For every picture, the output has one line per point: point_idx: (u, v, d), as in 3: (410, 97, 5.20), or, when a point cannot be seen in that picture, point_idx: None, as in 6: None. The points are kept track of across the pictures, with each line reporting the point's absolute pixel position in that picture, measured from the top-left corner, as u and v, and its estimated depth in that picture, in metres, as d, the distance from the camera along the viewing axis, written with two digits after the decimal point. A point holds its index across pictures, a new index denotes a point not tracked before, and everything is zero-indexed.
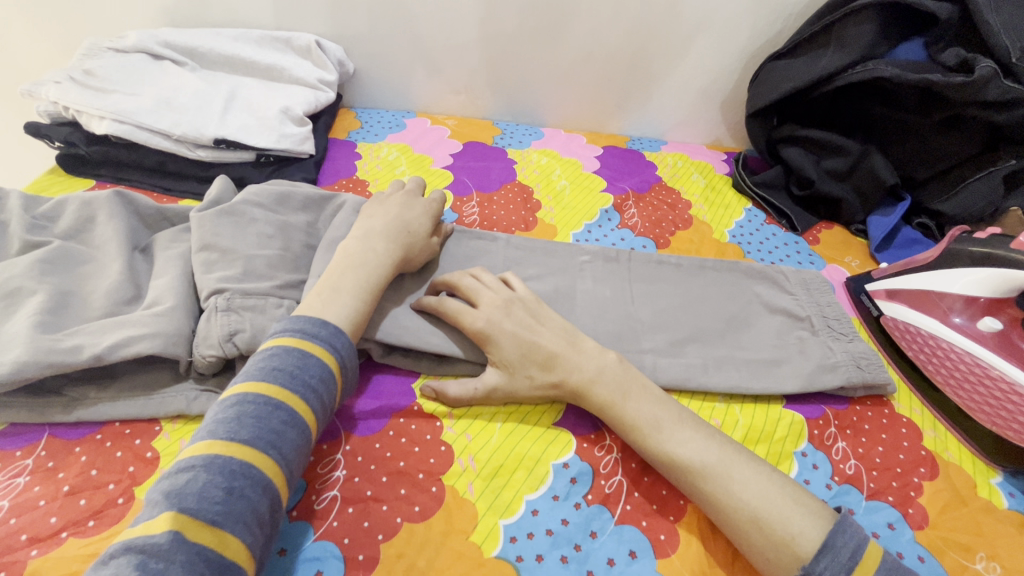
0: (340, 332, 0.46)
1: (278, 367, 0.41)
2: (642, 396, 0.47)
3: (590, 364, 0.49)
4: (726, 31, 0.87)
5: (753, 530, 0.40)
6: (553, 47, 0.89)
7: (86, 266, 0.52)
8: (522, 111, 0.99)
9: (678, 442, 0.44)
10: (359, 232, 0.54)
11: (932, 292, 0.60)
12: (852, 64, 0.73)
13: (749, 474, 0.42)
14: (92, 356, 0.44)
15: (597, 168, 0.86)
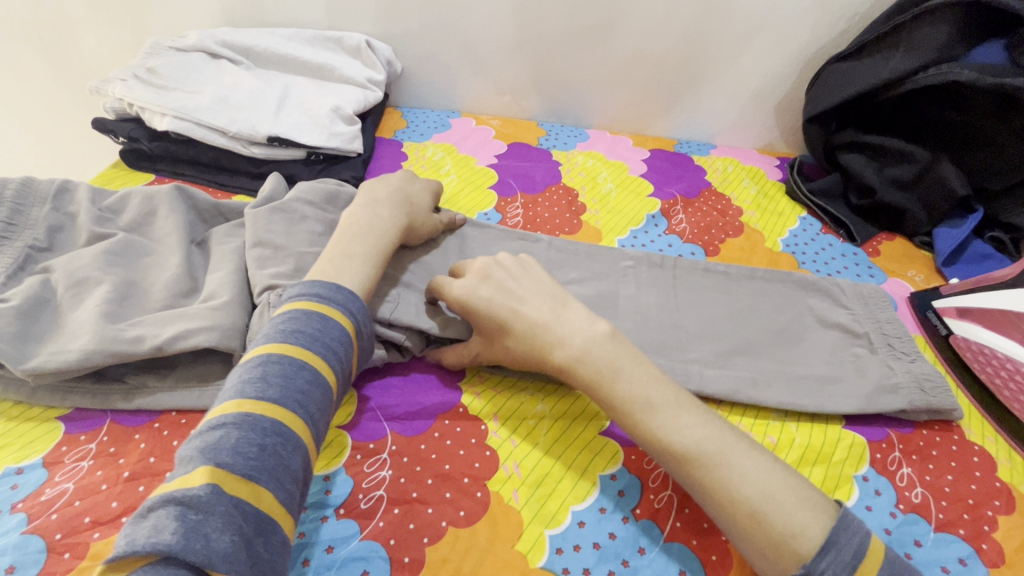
0: (353, 296, 0.46)
1: (299, 330, 0.41)
2: (632, 373, 0.42)
3: (577, 338, 0.43)
4: (786, 31, 0.83)
5: (752, 523, 0.36)
6: (602, 47, 0.88)
7: (148, 259, 0.54)
8: (567, 112, 0.97)
9: (671, 425, 0.40)
10: (361, 202, 0.54)
11: (1010, 314, 0.55)
12: (924, 66, 0.69)
13: (750, 463, 0.38)
14: (153, 346, 0.44)
15: (644, 171, 0.84)
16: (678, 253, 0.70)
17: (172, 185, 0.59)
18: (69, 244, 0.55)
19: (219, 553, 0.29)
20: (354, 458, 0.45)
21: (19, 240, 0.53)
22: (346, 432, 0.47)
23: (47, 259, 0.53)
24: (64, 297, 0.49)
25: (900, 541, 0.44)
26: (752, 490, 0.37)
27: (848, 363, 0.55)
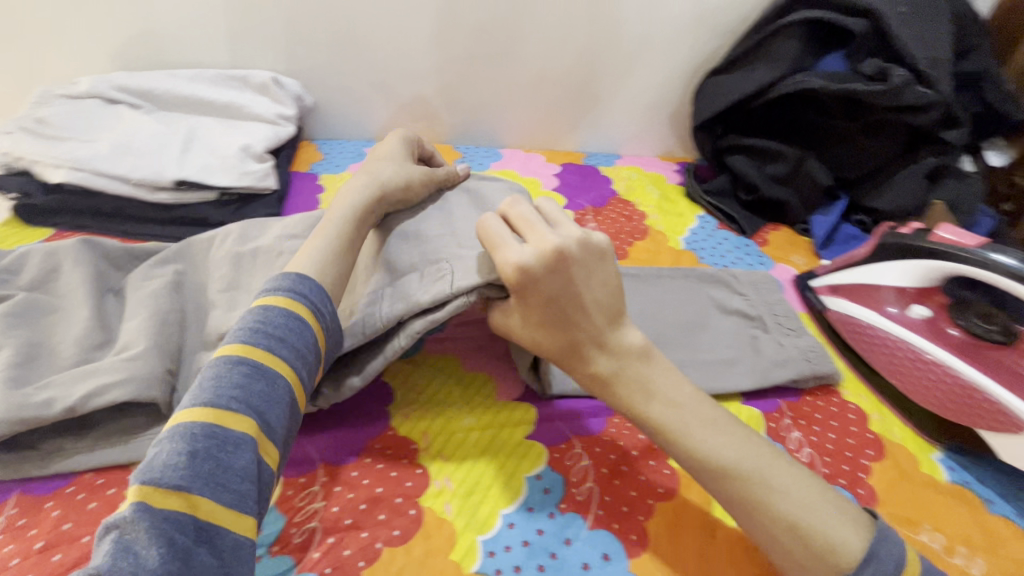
0: (304, 278, 0.44)
1: (243, 328, 0.40)
2: (667, 394, 0.43)
3: (609, 359, 0.43)
4: (668, 48, 0.91)
5: (791, 541, 0.38)
6: (508, 71, 0.93)
7: (55, 316, 0.52)
8: (480, 134, 1.01)
9: (702, 444, 0.41)
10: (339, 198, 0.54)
11: (868, 286, 0.62)
12: (782, 77, 0.78)
13: (787, 479, 0.40)
14: (65, 408, 0.44)
15: (556, 185, 0.89)
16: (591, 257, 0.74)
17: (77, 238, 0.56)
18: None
19: (145, 570, 0.28)
20: (285, 493, 0.46)
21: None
22: None
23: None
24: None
25: None
26: (792, 510, 0.38)
27: (746, 345, 0.62)
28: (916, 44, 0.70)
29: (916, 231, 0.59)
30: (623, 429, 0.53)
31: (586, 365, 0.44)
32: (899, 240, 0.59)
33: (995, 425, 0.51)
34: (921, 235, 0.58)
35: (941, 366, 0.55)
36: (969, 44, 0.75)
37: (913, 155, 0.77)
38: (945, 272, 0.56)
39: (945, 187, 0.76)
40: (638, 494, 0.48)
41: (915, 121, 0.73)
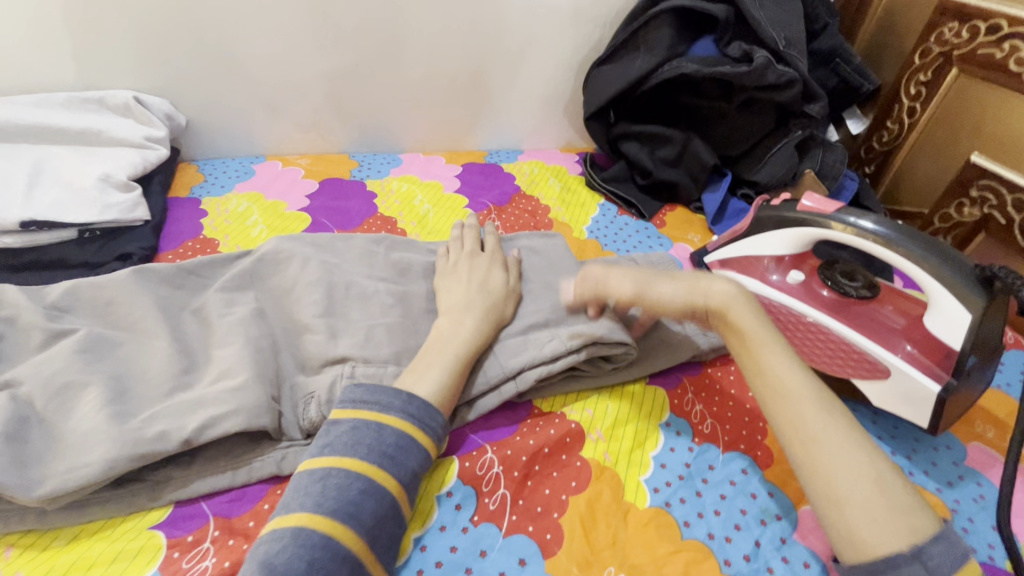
0: (414, 396, 0.45)
1: (357, 442, 0.42)
2: (778, 339, 0.47)
3: (743, 294, 0.49)
4: (555, 41, 0.92)
5: (867, 492, 0.38)
6: (397, 73, 0.90)
7: (128, 348, 0.50)
8: (378, 140, 0.98)
9: (794, 367, 0.44)
10: (442, 311, 0.55)
11: (751, 258, 0.65)
12: (660, 63, 0.81)
13: (863, 441, 0.41)
14: (183, 440, 0.43)
15: (458, 187, 0.88)
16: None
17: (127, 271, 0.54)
18: (18, 353, 0.48)
19: None
20: (171, 556, 0.42)
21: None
22: (160, 532, 0.44)
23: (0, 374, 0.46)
24: (46, 409, 0.44)
25: (697, 470, 0.50)
26: (875, 463, 0.39)
27: None
28: (771, 27, 0.75)
29: (783, 202, 0.63)
30: (533, 428, 0.52)
31: (717, 286, 0.49)
32: (769, 214, 0.63)
33: (866, 374, 0.55)
34: (788, 206, 0.62)
35: (818, 326, 0.58)
36: (821, 22, 0.81)
37: (784, 129, 0.83)
38: (813, 237, 0.60)
39: (813, 157, 0.83)
40: (552, 492, 0.48)
41: (780, 98, 0.78)
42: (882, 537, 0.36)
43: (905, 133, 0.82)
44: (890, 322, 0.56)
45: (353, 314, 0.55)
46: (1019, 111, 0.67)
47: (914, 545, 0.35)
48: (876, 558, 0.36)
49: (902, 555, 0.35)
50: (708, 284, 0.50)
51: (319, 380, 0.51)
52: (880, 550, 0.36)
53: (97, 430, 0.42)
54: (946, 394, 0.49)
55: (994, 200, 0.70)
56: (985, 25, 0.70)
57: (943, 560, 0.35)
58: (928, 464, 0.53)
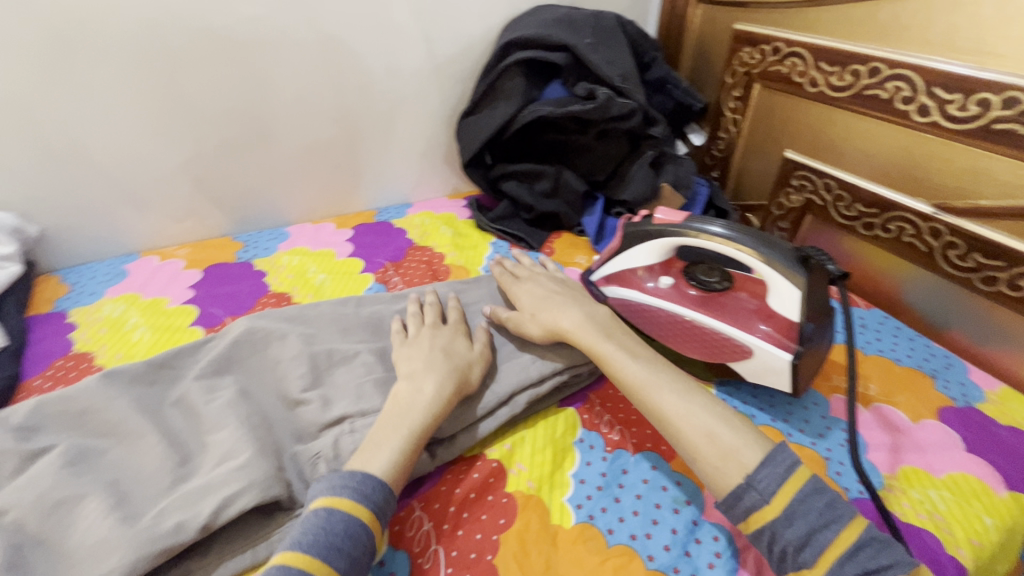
0: (370, 477, 0.46)
1: (305, 532, 0.42)
2: (613, 338, 0.58)
3: (572, 315, 0.61)
4: (420, 99, 0.97)
5: (702, 447, 0.47)
6: (269, 148, 0.90)
7: (113, 454, 0.51)
8: (261, 216, 0.96)
9: (631, 366, 0.54)
10: (402, 374, 0.55)
11: (627, 271, 0.71)
12: (519, 109, 0.89)
13: (692, 403, 0.50)
14: (200, 526, 0.44)
15: (351, 251, 0.89)
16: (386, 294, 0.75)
17: (93, 379, 0.56)
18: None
19: None
20: None
21: None
22: None
23: None
24: (42, 529, 0.44)
25: (613, 477, 0.54)
26: (702, 420, 0.49)
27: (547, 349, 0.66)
28: (606, 67, 0.85)
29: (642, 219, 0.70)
30: (457, 475, 0.53)
31: (566, 316, 0.61)
32: (632, 230, 0.70)
33: (736, 356, 0.62)
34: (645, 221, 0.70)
35: (694, 324, 0.65)
36: (648, 56, 0.95)
37: (638, 150, 0.94)
38: (672, 245, 0.67)
39: (667, 171, 0.93)
40: (482, 535, 0.49)
41: (627, 125, 0.88)
42: (724, 477, 0.45)
43: (734, 140, 0.96)
44: (746, 305, 0.65)
45: (340, 379, 0.60)
46: (809, 112, 0.81)
47: (748, 475, 0.44)
48: (729, 492, 0.45)
49: (742, 486, 0.44)
50: (561, 314, 0.61)
51: (321, 441, 0.54)
52: (728, 488, 0.45)
53: (105, 539, 0.43)
54: (797, 360, 0.57)
55: (810, 186, 0.84)
56: (769, 47, 0.84)
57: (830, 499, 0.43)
58: (802, 422, 0.61)
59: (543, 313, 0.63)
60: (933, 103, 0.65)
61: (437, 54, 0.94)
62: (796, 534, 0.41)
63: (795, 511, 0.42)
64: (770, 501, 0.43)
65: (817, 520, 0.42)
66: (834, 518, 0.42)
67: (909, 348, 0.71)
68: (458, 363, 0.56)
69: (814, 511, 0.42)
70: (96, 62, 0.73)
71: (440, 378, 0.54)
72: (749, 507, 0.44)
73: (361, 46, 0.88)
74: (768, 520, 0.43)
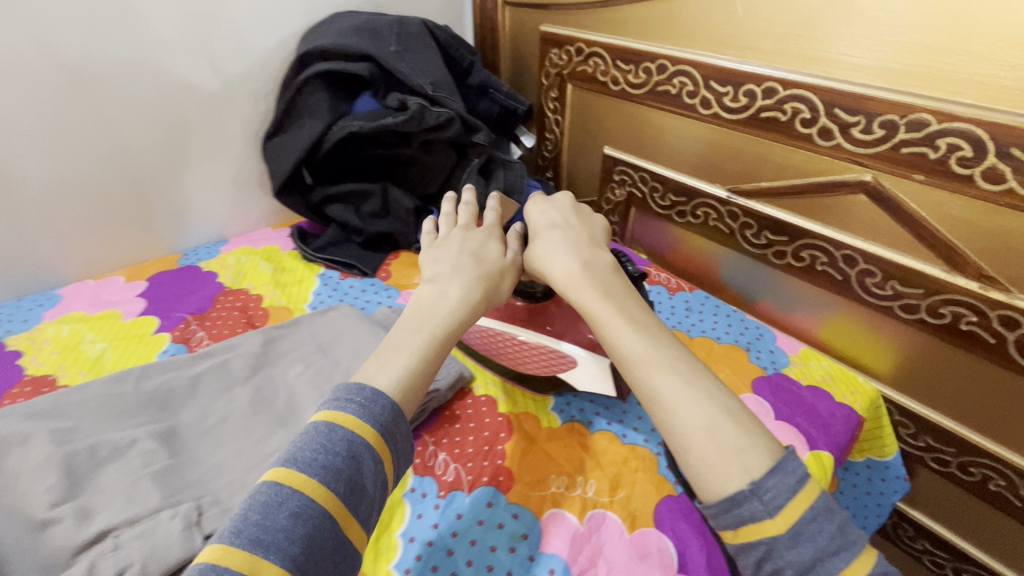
0: (377, 393, 0.41)
1: (302, 447, 0.37)
2: (615, 297, 0.49)
3: (563, 267, 0.51)
4: (215, 123, 0.85)
5: (700, 443, 0.40)
6: (12, 196, 0.73)
7: None
8: (20, 280, 0.78)
9: (632, 335, 0.46)
10: (425, 278, 0.51)
11: None
12: (327, 126, 0.81)
13: (694, 388, 0.42)
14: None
15: (143, 307, 0.75)
16: (181, 356, 0.64)
17: None
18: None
19: None
20: None
21: None
22: None
23: None
24: None
25: (446, 526, 0.49)
26: (705, 411, 0.41)
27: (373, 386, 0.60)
28: (414, 76, 0.81)
29: None
30: None
31: (563, 264, 0.52)
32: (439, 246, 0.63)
33: (565, 365, 0.59)
34: None
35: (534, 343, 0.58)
36: (466, 61, 0.91)
37: (467, 159, 0.90)
38: None
39: (497, 177, 0.91)
40: None
41: (448, 134, 0.84)
42: (714, 484, 0.39)
43: (559, 140, 0.96)
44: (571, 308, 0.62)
45: (106, 480, 0.49)
46: (618, 109, 0.84)
47: (753, 481, 0.38)
48: (724, 497, 0.38)
49: (743, 493, 0.38)
50: (557, 259, 0.52)
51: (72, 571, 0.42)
52: (722, 493, 0.39)
53: None
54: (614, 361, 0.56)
55: (629, 180, 0.87)
56: (572, 48, 0.85)
57: (777, 492, 0.37)
58: (636, 420, 0.61)
59: (538, 259, 0.54)
60: (712, 95, 0.69)
61: (224, 71, 0.82)
62: (800, 558, 0.36)
63: (803, 530, 0.37)
64: (776, 517, 0.37)
65: (826, 545, 0.36)
66: (842, 546, 0.36)
67: (727, 325, 0.76)
68: (489, 269, 0.52)
69: (825, 533, 0.37)
70: None
71: (467, 284, 0.50)
72: (746, 517, 0.38)
73: (123, 65, 0.74)
74: (765, 536, 0.37)
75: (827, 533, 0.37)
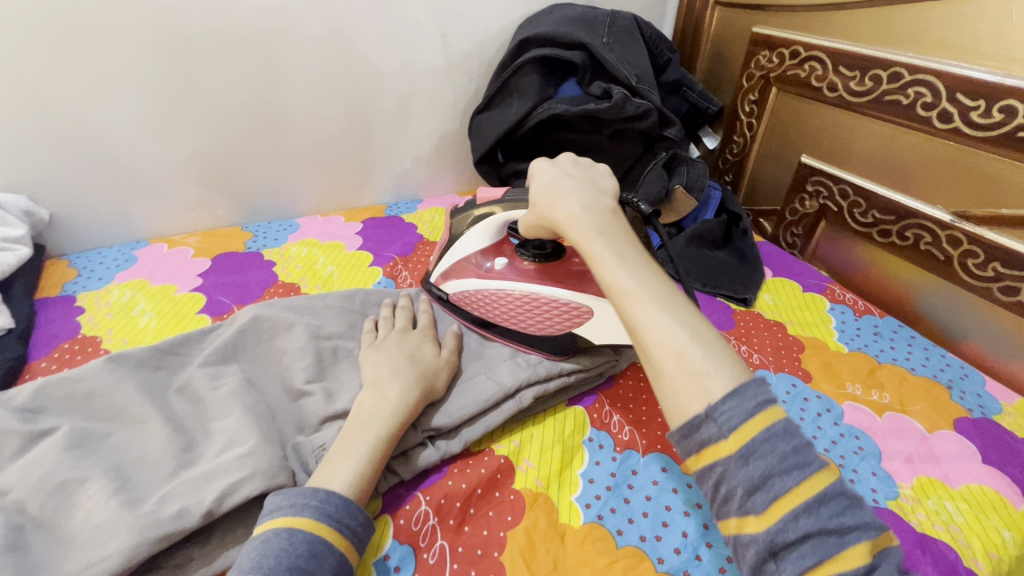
0: (331, 494, 0.43)
1: (265, 556, 0.38)
2: (606, 230, 0.47)
3: (568, 202, 0.49)
4: (434, 95, 0.97)
5: (669, 366, 0.38)
6: (280, 138, 0.90)
7: (119, 437, 0.50)
8: (270, 209, 0.96)
9: (615, 268, 0.43)
10: (367, 384, 0.53)
11: (463, 261, 0.67)
12: (533, 107, 0.89)
13: (666, 314, 0.40)
14: (202, 513, 0.44)
15: (360, 244, 0.89)
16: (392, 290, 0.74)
17: (100, 360, 0.56)
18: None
19: None
20: None
21: None
22: None
23: None
24: (44, 512, 0.44)
25: (623, 478, 0.53)
26: (676, 336, 0.39)
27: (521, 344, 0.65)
28: (622, 66, 0.85)
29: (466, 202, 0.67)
30: (463, 469, 0.53)
31: (561, 205, 0.50)
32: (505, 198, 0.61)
33: (579, 320, 0.60)
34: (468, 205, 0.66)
35: (548, 301, 0.61)
36: (665, 58, 0.94)
37: (652, 152, 0.93)
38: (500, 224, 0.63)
39: (680, 173, 0.91)
40: (490, 532, 0.48)
41: (643, 125, 0.87)
42: (680, 405, 0.37)
43: (748, 144, 0.95)
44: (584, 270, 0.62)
45: (344, 371, 0.60)
46: (827, 117, 0.81)
47: (709, 406, 0.36)
48: (684, 422, 0.37)
49: (699, 416, 0.36)
50: (552, 198, 0.51)
51: (324, 434, 0.53)
52: (683, 417, 0.37)
53: (108, 521, 0.43)
54: None
55: (825, 192, 0.83)
56: (787, 51, 0.84)
57: (733, 415, 0.35)
58: (815, 428, 0.60)
59: (542, 200, 0.52)
60: (956, 109, 0.64)
61: (451, 49, 0.93)
62: (750, 475, 0.34)
63: (753, 450, 0.34)
64: (728, 437, 0.35)
65: (777, 464, 0.34)
66: (798, 465, 0.34)
67: (924, 357, 0.70)
68: (425, 370, 0.55)
69: (777, 454, 0.34)
70: (114, 46, 0.73)
71: (406, 385, 0.52)
72: (703, 442, 0.36)
73: (378, 39, 0.88)
74: (721, 457, 0.35)
75: (780, 453, 0.34)
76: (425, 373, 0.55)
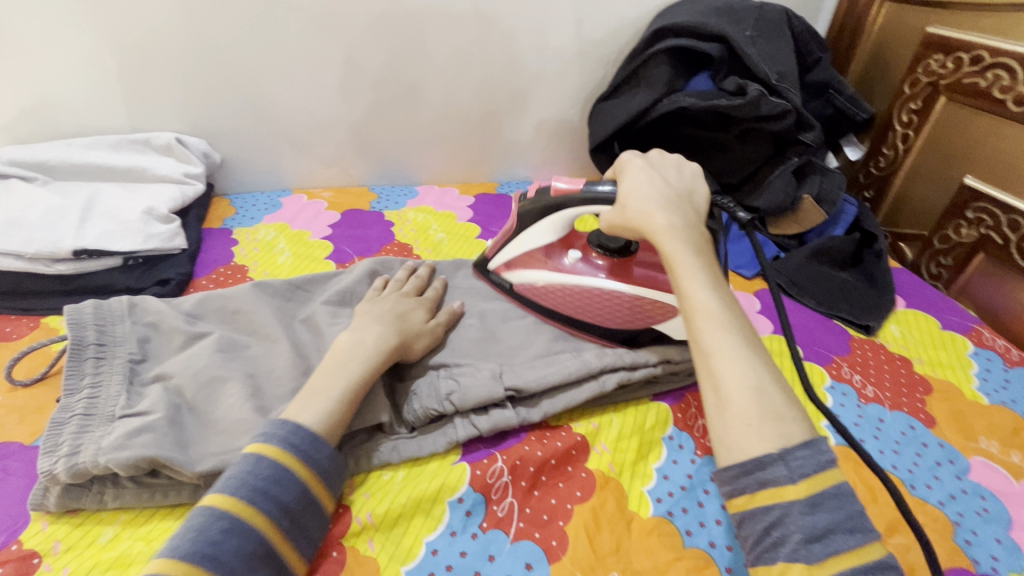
0: (297, 425, 0.46)
1: (231, 476, 0.42)
2: (694, 255, 0.48)
3: (664, 219, 0.50)
4: (560, 80, 0.98)
5: (744, 399, 0.39)
6: (413, 110, 0.97)
7: (255, 349, 0.59)
8: (395, 174, 1.05)
9: (704, 293, 0.45)
10: (347, 330, 0.56)
11: (531, 252, 0.66)
12: (660, 98, 0.86)
13: (743, 350, 0.42)
14: None
15: (471, 216, 0.94)
16: None
17: (249, 284, 0.65)
18: (162, 352, 0.58)
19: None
20: None
21: (118, 357, 0.55)
22: None
23: (148, 369, 0.56)
24: (196, 398, 0.53)
25: (700, 481, 0.52)
26: (757, 374, 0.41)
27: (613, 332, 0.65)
28: (763, 62, 0.80)
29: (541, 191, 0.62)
30: (540, 439, 0.55)
31: (654, 219, 0.50)
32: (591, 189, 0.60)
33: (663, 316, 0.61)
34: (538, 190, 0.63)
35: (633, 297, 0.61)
36: (814, 57, 0.86)
37: (782, 156, 0.87)
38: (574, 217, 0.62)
39: (811, 182, 0.85)
40: (558, 501, 0.50)
41: (775, 127, 0.81)
42: (751, 442, 0.38)
43: (900, 157, 0.85)
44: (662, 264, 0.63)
45: None
46: (1006, 134, 0.70)
47: (783, 447, 0.38)
48: (750, 458, 0.38)
49: (770, 456, 0.37)
50: (653, 210, 0.51)
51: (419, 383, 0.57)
52: (747, 455, 0.38)
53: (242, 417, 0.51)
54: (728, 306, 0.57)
55: (990, 221, 0.72)
56: (967, 56, 0.74)
57: (805, 463, 0.37)
58: (930, 477, 0.54)
59: (634, 208, 0.52)
60: None
61: (584, 36, 0.94)
62: (815, 525, 0.35)
63: (821, 501, 0.36)
64: (796, 482, 0.36)
65: (842, 520, 0.36)
66: (856, 527, 0.35)
67: None
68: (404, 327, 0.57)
69: (843, 510, 0.36)
70: (289, 17, 0.83)
71: (383, 332, 0.55)
72: (766, 480, 0.37)
73: (515, 22, 0.90)
74: (782, 500, 0.37)
75: (847, 511, 0.36)
76: (405, 331, 0.57)
